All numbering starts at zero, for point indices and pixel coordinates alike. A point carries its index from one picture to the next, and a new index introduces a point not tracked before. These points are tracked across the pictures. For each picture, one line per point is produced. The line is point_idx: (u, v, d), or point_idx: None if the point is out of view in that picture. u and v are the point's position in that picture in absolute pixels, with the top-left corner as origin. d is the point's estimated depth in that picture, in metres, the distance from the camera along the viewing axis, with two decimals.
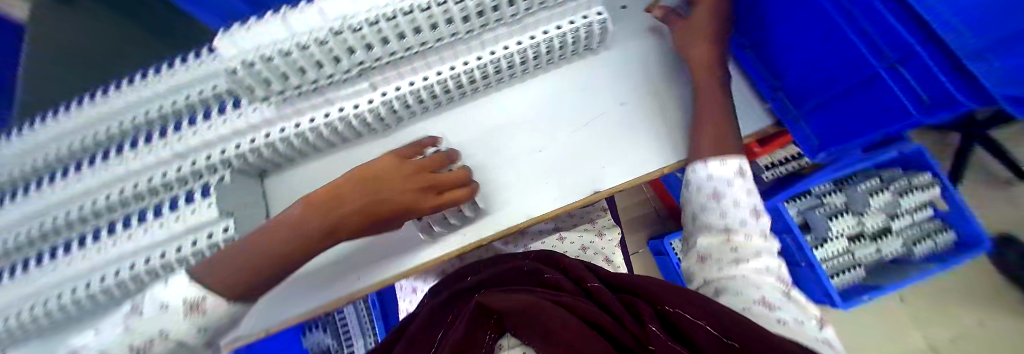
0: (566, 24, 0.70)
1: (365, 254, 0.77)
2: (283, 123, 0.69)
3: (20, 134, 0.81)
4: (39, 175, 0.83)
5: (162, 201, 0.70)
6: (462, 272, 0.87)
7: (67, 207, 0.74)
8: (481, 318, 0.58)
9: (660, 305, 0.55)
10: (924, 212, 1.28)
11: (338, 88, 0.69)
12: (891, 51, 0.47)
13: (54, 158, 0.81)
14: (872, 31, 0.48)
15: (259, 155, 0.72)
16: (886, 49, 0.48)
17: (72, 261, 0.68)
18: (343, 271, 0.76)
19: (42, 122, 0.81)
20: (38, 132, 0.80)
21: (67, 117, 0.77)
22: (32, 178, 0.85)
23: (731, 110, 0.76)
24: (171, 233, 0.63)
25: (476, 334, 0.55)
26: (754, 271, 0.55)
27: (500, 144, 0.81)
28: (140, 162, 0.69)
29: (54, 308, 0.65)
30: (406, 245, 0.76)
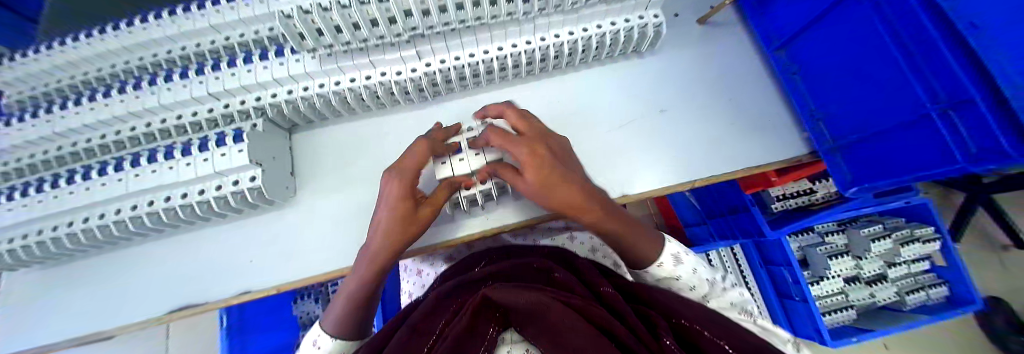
0: (622, 21, 0.71)
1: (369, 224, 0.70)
2: (321, 80, 0.68)
3: (64, 49, 0.83)
4: (77, 90, 0.86)
5: (189, 139, 0.68)
6: (467, 265, 0.78)
7: (92, 133, 0.74)
8: (487, 307, 0.44)
9: (676, 318, 0.46)
10: (921, 264, 1.29)
11: (383, 51, 0.67)
12: (946, 95, 0.47)
13: (92, 75, 0.83)
14: (930, 73, 0.48)
15: (293, 107, 0.71)
16: (941, 92, 0.48)
17: (86, 187, 0.66)
18: (338, 243, 0.69)
19: (87, 40, 0.83)
20: (84, 50, 0.82)
21: (118, 38, 0.80)
22: (68, 94, 0.87)
23: (766, 134, 0.76)
24: (194, 173, 0.61)
25: (480, 324, 0.41)
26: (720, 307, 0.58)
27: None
28: (175, 97, 0.68)
29: (79, 229, 0.66)
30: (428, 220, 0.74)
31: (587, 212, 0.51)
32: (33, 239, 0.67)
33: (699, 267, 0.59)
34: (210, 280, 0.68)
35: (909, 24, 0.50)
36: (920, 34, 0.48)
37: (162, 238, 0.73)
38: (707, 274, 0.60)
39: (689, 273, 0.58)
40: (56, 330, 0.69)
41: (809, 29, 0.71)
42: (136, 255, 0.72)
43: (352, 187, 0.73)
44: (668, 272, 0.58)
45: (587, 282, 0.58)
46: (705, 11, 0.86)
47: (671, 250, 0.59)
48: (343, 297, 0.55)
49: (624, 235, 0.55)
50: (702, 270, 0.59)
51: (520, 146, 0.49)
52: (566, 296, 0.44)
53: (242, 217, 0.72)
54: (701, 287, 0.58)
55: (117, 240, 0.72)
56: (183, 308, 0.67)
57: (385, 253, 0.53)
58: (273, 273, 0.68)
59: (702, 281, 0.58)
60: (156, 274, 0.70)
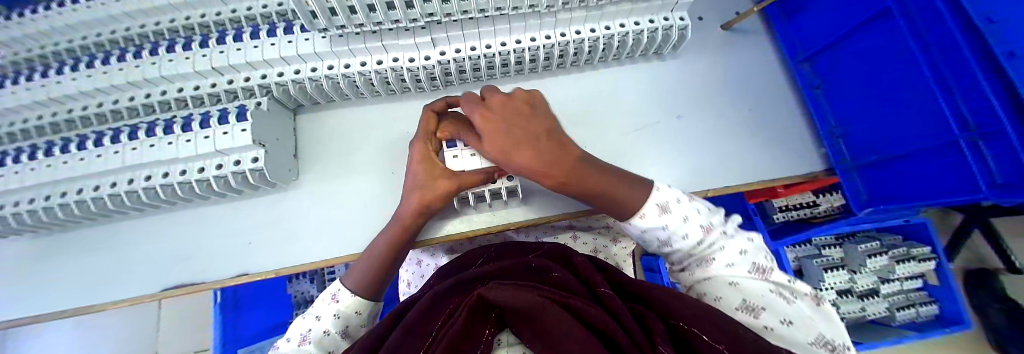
0: (646, 21, 0.68)
1: (374, 215, 0.68)
2: (331, 61, 0.66)
3: (62, 11, 0.79)
4: (74, 55, 0.82)
5: (190, 114, 0.66)
6: (463, 262, 0.77)
7: (88, 101, 0.71)
8: (485, 308, 0.43)
9: (674, 319, 0.44)
10: (913, 282, 1.30)
11: (397, 36, 0.65)
12: (976, 123, 0.46)
13: (91, 41, 0.80)
14: (964, 99, 0.47)
15: (300, 88, 0.69)
16: (972, 120, 0.46)
17: (80, 157, 0.63)
18: (340, 230, 0.68)
19: (84, 3, 0.79)
20: (81, 14, 0.78)
21: (119, 3, 0.76)
22: (64, 59, 0.83)
23: (784, 147, 0.75)
24: (194, 151, 0.59)
25: (477, 326, 0.40)
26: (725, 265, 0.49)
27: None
28: (176, 69, 0.66)
29: (73, 200, 0.64)
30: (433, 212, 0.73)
31: (548, 173, 0.48)
32: (25, 208, 0.65)
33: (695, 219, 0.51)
34: (208, 260, 0.67)
35: (946, 45, 0.48)
36: (955, 60, 0.47)
37: (159, 214, 0.71)
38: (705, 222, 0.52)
39: (680, 225, 0.51)
40: (47, 303, 0.67)
41: (836, 43, 0.69)
42: (131, 230, 0.71)
43: (357, 173, 0.71)
44: (653, 223, 0.51)
45: (587, 283, 0.57)
46: (730, 17, 0.83)
47: (660, 199, 0.52)
48: (370, 255, 0.59)
49: (601, 197, 0.51)
50: (699, 218, 0.52)
51: (474, 111, 0.50)
52: (562, 296, 0.43)
53: (242, 198, 0.70)
54: (696, 237, 0.51)
55: (112, 213, 0.70)
56: (180, 287, 0.66)
57: (409, 219, 0.56)
58: (272, 256, 0.66)
59: (699, 229, 0.51)
60: (152, 252, 0.69)
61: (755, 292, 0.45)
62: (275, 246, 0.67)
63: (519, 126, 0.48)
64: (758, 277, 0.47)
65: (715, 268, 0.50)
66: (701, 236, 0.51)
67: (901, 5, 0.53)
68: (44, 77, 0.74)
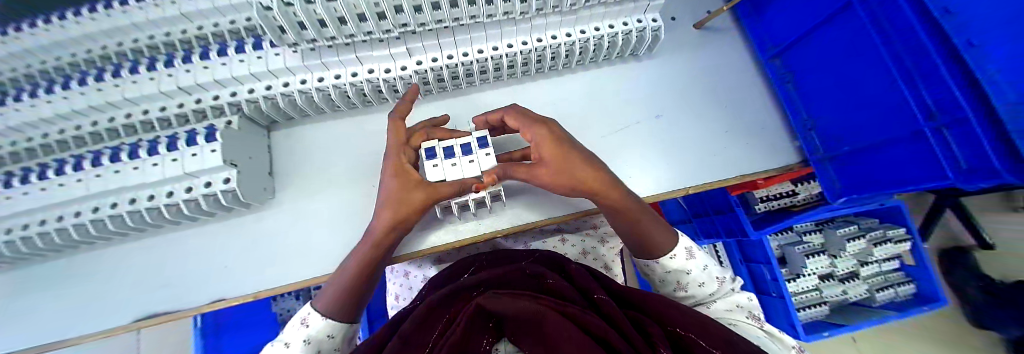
0: (620, 24, 0.69)
1: (354, 230, 0.67)
2: (304, 75, 0.65)
3: (15, 33, 0.75)
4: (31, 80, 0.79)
5: (157, 137, 0.63)
6: (451, 272, 0.76)
7: (48, 128, 0.68)
8: (484, 318, 0.43)
9: (670, 326, 0.46)
10: (891, 263, 1.35)
11: (371, 47, 0.64)
12: (939, 112, 0.48)
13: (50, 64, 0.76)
14: (926, 89, 0.48)
15: (272, 103, 0.67)
16: (934, 109, 0.48)
17: (40, 187, 0.60)
18: (322, 246, 0.66)
19: (39, 25, 0.75)
20: (37, 36, 0.74)
21: (78, 24, 0.73)
22: (22, 84, 0.79)
23: (759, 141, 0.77)
24: (162, 175, 0.56)
25: (475, 336, 0.40)
26: (725, 309, 0.57)
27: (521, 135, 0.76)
28: (141, 91, 0.63)
29: (35, 233, 0.61)
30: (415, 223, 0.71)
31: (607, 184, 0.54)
32: None
33: (709, 276, 0.60)
34: (182, 285, 0.64)
35: (908, 36, 0.49)
36: (917, 50, 0.48)
37: (128, 242, 0.68)
38: (719, 276, 0.61)
39: (696, 275, 0.60)
40: (9, 342, 0.64)
41: (803, 39, 0.71)
42: (100, 261, 0.67)
43: (337, 189, 0.70)
44: (681, 264, 0.59)
45: (583, 290, 0.56)
46: (701, 16, 0.85)
47: (685, 244, 0.61)
48: (343, 275, 0.57)
49: (637, 221, 0.58)
50: (715, 272, 0.61)
51: (536, 122, 0.56)
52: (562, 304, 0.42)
53: (215, 220, 0.68)
54: (710, 287, 0.59)
55: (78, 244, 0.66)
56: (153, 316, 0.63)
57: (381, 237, 0.55)
58: (251, 278, 0.64)
59: (712, 280, 0.60)
60: (123, 282, 0.66)
61: (751, 332, 0.51)
62: (253, 268, 0.65)
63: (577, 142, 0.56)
64: (754, 322, 0.54)
65: (716, 309, 0.57)
66: (709, 285, 0.59)
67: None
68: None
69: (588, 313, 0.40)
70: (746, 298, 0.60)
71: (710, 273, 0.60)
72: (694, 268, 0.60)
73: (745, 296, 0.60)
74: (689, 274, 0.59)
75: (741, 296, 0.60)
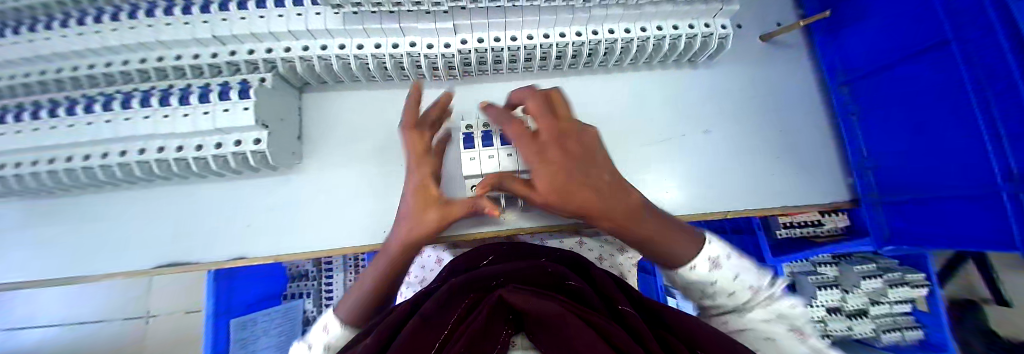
0: (685, 27, 0.63)
1: (379, 209, 0.65)
2: (342, 40, 0.61)
3: None
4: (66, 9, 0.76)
5: (188, 86, 0.61)
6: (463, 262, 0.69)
7: (81, 62, 0.66)
8: (499, 310, 0.36)
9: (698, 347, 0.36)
10: (906, 305, 1.09)
11: (416, 18, 0.60)
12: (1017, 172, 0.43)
13: None
14: (1009, 144, 0.43)
15: (308, 65, 0.64)
16: (1013, 168, 0.43)
17: (72, 122, 0.59)
18: (345, 220, 0.65)
19: None
20: None
21: None
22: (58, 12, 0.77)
23: (808, 173, 0.72)
24: (193, 126, 0.55)
25: (496, 326, 0.35)
26: (760, 321, 0.41)
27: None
28: (177, 34, 0.60)
29: (63, 168, 0.60)
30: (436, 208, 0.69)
31: (608, 217, 0.40)
32: (8, 171, 0.61)
33: (709, 268, 0.42)
34: (205, 239, 0.64)
35: (996, 83, 0.44)
36: (1006, 99, 0.43)
37: (155, 189, 0.67)
38: (724, 259, 0.42)
39: (687, 271, 0.43)
40: (34, 272, 0.65)
41: (881, 69, 0.64)
42: (127, 203, 0.68)
43: (364, 162, 0.68)
44: (705, 281, 0.42)
45: (608, 298, 0.50)
46: (771, 28, 0.79)
47: (711, 253, 0.42)
48: (362, 285, 0.47)
49: (649, 238, 0.42)
50: (718, 255, 0.42)
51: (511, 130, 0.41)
52: (585, 311, 0.35)
53: (240, 179, 0.67)
54: (739, 296, 0.42)
55: (106, 184, 0.66)
56: (174, 265, 0.63)
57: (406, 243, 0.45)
58: (271, 241, 0.63)
59: (744, 290, 0.42)
60: (147, 226, 0.66)
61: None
62: (273, 233, 0.64)
63: (577, 171, 0.38)
64: (797, 340, 0.39)
65: (745, 321, 0.42)
66: (708, 279, 0.43)
67: (959, 32, 0.48)
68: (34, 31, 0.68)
69: (610, 321, 0.34)
70: (756, 273, 0.42)
71: (712, 266, 0.42)
72: (686, 268, 0.43)
73: (752, 271, 0.42)
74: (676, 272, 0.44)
75: (748, 269, 0.42)
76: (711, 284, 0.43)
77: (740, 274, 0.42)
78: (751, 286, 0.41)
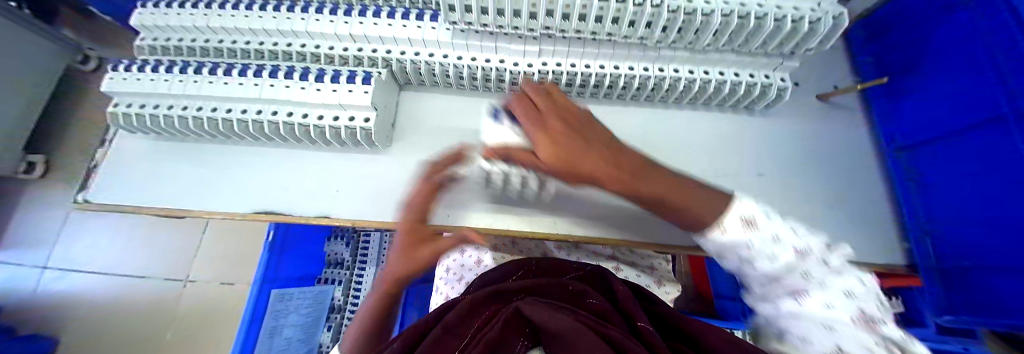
0: (746, 75, 0.71)
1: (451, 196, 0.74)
2: (447, 51, 0.74)
3: None
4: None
5: (319, 68, 0.75)
6: (499, 275, 0.70)
7: (232, 36, 0.80)
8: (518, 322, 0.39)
9: None
10: None
11: (511, 41, 0.73)
12: None
13: None
14: None
15: (415, 68, 0.77)
16: None
17: (226, 82, 0.73)
18: None
19: None
20: None
21: None
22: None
23: (862, 231, 0.73)
24: (322, 101, 0.68)
25: (510, 338, 0.36)
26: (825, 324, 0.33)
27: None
28: (321, 29, 0.75)
29: (207, 117, 0.73)
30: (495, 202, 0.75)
31: (597, 174, 0.43)
32: (163, 113, 0.74)
33: (753, 245, 0.38)
34: (297, 197, 0.74)
35: None
36: None
37: (269, 148, 0.80)
38: (756, 219, 0.38)
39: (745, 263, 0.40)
40: (153, 200, 0.76)
41: (941, 138, 0.68)
42: (239, 156, 0.80)
43: (440, 153, 0.78)
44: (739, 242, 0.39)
45: (625, 313, 0.49)
46: (828, 89, 0.84)
47: (743, 212, 0.39)
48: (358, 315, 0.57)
49: (668, 200, 0.42)
50: (763, 225, 0.38)
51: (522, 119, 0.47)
52: (602, 324, 0.34)
53: (339, 150, 0.79)
54: (764, 251, 0.37)
55: (232, 136, 0.79)
56: (272, 212, 0.73)
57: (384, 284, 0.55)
58: (352, 207, 0.72)
59: (789, 252, 0.36)
60: (255, 177, 0.77)
61: None
62: (356, 201, 0.73)
63: (564, 137, 0.44)
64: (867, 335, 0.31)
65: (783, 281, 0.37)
66: (749, 261, 0.40)
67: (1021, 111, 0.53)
68: (198, 6, 0.83)
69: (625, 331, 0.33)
70: (766, 218, 0.38)
71: (733, 237, 0.39)
72: (744, 252, 0.39)
73: (791, 232, 0.39)
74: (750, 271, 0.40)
75: (757, 224, 0.38)
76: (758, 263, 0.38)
77: (786, 241, 0.37)
78: (788, 245, 0.36)
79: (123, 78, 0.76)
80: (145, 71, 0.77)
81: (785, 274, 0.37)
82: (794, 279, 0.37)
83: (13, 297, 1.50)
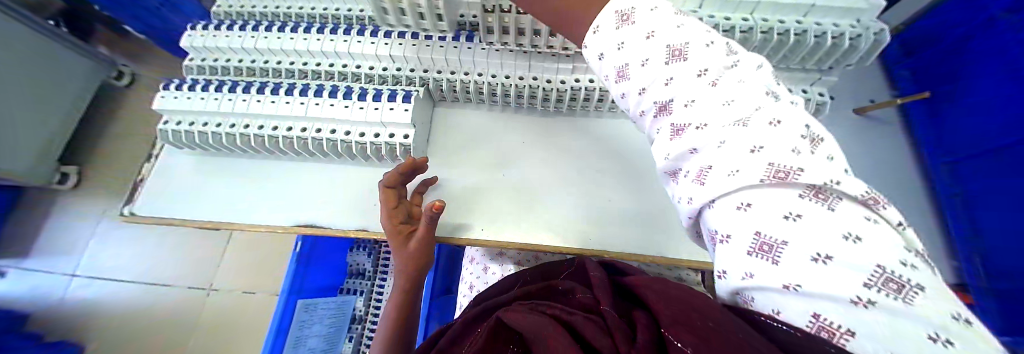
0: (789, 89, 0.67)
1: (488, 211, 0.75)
2: (482, 70, 0.77)
3: None
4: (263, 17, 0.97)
5: (360, 87, 0.78)
6: (505, 285, 0.69)
7: (277, 57, 0.84)
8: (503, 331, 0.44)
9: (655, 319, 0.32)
10: None
11: (544, 59, 0.77)
12: None
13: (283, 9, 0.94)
14: None
15: (450, 86, 0.80)
16: None
17: (272, 100, 0.77)
18: (454, 213, 0.75)
19: None
20: None
21: None
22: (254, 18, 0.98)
23: None
24: (364, 118, 0.71)
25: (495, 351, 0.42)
26: None
27: (647, 168, 0.79)
28: (363, 49, 0.78)
29: (253, 134, 0.76)
30: (529, 216, 0.74)
31: None
32: (212, 130, 0.77)
33: (830, 290, 0.21)
34: (334, 211, 0.76)
35: None
36: None
37: (308, 162, 0.82)
38: (739, 115, 0.29)
39: (745, 234, 0.25)
40: (198, 213, 0.78)
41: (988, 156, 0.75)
42: (278, 171, 0.82)
43: (474, 169, 0.80)
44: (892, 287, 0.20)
45: None
46: (864, 103, 0.83)
47: None
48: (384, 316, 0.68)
49: None
50: (743, 114, 0.29)
51: None
52: (569, 313, 0.39)
53: (373, 166, 0.81)
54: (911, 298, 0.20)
55: (274, 152, 0.82)
56: (311, 226, 0.74)
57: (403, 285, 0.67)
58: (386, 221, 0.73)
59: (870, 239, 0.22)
60: (294, 191, 0.79)
61: None
62: None
63: None
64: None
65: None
66: (682, 128, 0.32)
67: None
68: (244, 29, 0.87)
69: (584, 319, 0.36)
70: (870, 230, 0.22)
71: (827, 291, 0.21)
72: (773, 286, 0.24)
73: (805, 138, 0.27)
74: (689, 201, 0.31)
75: (780, 132, 0.27)
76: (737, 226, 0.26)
77: (769, 129, 0.27)
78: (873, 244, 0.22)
79: (176, 97, 0.80)
80: (195, 90, 0.81)
81: (876, 274, 0.20)
82: (776, 163, 0.25)
83: (43, 304, 1.54)
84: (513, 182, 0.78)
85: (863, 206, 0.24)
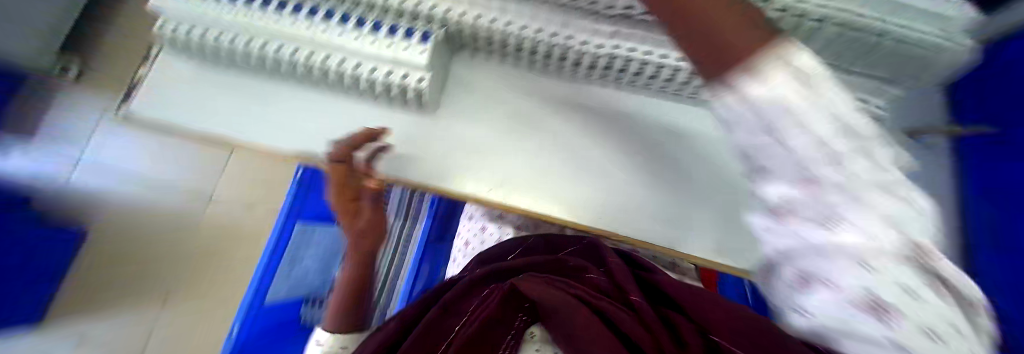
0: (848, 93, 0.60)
1: (494, 171, 0.73)
2: (512, 16, 0.68)
3: None
4: None
5: (376, 17, 0.71)
6: (513, 264, 0.71)
7: None
8: (516, 299, 0.58)
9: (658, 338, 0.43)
10: None
11: (583, 14, 0.67)
12: None
13: None
14: None
15: (474, 31, 0.73)
16: None
17: (279, 17, 0.70)
18: (456, 167, 0.73)
19: None
20: None
21: None
22: None
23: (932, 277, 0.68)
24: (377, 53, 0.66)
25: (509, 315, 0.56)
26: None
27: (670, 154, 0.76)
28: None
29: (257, 51, 0.71)
30: (541, 184, 0.72)
31: None
32: (213, 40, 0.71)
33: (842, 300, 0.24)
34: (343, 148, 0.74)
35: None
36: None
37: (313, 91, 0.77)
38: (836, 151, 0.24)
39: (801, 242, 0.27)
40: (198, 125, 0.75)
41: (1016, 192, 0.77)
42: (287, 95, 0.78)
43: (488, 126, 0.76)
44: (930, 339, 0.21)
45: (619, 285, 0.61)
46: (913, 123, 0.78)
47: None
48: (336, 299, 0.69)
49: None
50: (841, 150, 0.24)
51: None
52: (575, 308, 0.49)
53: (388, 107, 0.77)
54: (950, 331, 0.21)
55: (278, 74, 0.76)
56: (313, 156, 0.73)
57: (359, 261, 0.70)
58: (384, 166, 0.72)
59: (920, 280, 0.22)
60: (297, 117, 0.76)
61: None
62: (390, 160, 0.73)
63: None
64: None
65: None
66: (814, 181, 0.25)
67: None
68: None
69: (586, 318, 0.47)
70: (913, 272, 0.22)
71: (865, 326, 0.23)
72: (818, 286, 0.26)
73: (910, 196, 0.24)
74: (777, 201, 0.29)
75: (883, 177, 0.23)
76: (838, 268, 0.24)
77: (886, 194, 0.23)
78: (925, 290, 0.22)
79: None
80: None
81: (866, 302, 0.23)
82: (869, 211, 0.23)
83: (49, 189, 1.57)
84: (532, 147, 0.75)
85: (921, 256, 0.23)
